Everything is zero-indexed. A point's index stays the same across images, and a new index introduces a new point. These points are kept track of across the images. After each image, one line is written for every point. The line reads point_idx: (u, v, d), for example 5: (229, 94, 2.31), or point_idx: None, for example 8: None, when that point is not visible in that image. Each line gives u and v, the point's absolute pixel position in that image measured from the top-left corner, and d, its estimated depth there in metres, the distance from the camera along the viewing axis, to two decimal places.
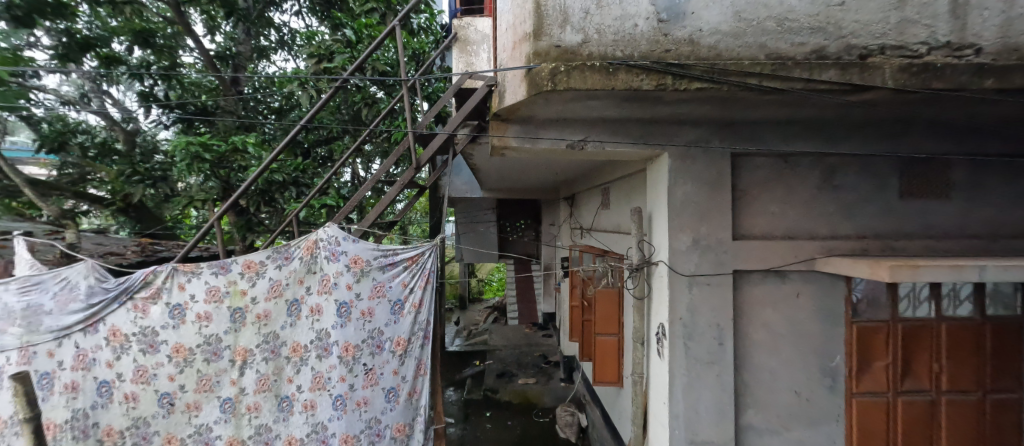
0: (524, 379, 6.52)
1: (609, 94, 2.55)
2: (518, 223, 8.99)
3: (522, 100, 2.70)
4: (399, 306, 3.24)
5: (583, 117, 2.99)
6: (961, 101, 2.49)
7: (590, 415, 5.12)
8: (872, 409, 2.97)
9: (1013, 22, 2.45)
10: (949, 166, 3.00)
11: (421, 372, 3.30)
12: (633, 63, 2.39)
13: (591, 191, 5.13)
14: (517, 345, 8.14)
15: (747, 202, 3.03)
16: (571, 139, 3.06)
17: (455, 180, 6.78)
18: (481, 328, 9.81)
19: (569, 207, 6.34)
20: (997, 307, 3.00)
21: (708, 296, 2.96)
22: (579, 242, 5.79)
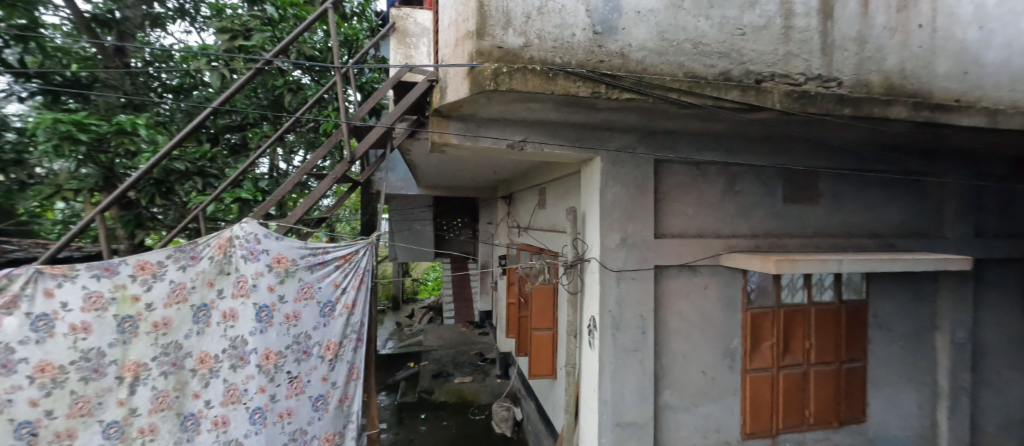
0: (460, 378, 6.48)
1: (548, 98, 2.65)
2: (454, 222, 8.94)
3: (464, 98, 2.70)
4: (329, 308, 3.09)
5: (523, 119, 3.08)
6: (828, 124, 3.03)
7: (525, 408, 5.23)
8: (761, 382, 3.47)
9: (863, 62, 3.04)
10: (819, 177, 3.63)
11: (354, 377, 3.18)
12: (571, 70, 2.51)
13: (528, 191, 5.27)
14: (452, 345, 8.05)
15: (666, 204, 3.36)
16: (511, 139, 3.13)
17: (390, 176, 6.53)
18: (416, 329, 9.55)
19: (507, 206, 6.45)
20: (850, 292, 3.70)
21: (634, 289, 3.22)
22: (516, 240, 5.90)
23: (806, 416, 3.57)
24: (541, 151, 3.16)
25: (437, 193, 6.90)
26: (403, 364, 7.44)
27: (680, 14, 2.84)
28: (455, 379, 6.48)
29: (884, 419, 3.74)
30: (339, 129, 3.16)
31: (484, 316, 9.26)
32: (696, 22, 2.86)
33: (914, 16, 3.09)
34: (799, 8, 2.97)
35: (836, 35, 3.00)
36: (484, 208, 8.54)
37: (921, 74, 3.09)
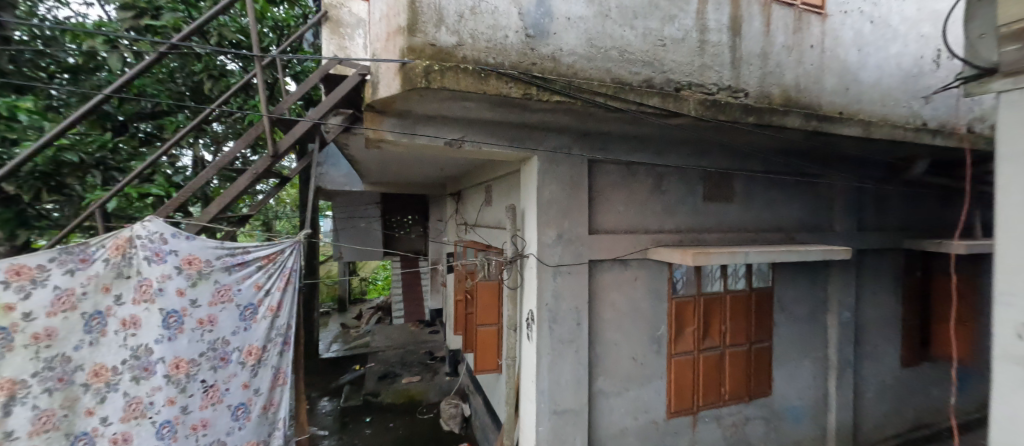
0: (407, 378, 6.37)
1: (481, 97, 2.69)
2: (404, 219, 8.65)
3: (396, 94, 2.66)
4: (250, 311, 2.95)
5: (459, 117, 3.11)
6: (737, 130, 3.36)
7: (473, 404, 5.25)
8: (684, 365, 3.79)
9: (766, 76, 3.40)
10: (734, 178, 4.01)
11: (280, 383, 3.10)
12: (503, 71, 2.57)
13: (475, 189, 5.28)
14: (401, 345, 7.89)
15: (600, 202, 3.54)
16: (448, 137, 3.16)
17: (331, 171, 6.42)
18: (363, 331, 9.23)
19: (455, 203, 6.41)
20: (760, 280, 4.13)
21: (569, 282, 3.37)
22: (463, 237, 5.90)
23: (722, 393, 3.94)
24: (478, 149, 3.21)
25: (382, 189, 6.69)
26: (347, 367, 7.16)
27: (608, 23, 3.01)
28: (403, 380, 6.37)
29: (787, 391, 4.24)
30: (262, 121, 3.00)
31: (434, 314, 9.12)
32: (622, 31, 3.04)
33: (806, 38, 3.51)
34: (712, 25, 3.27)
35: (743, 51, 3.33)
36: (434, 204, 8.40)
37: (812, 89, 3.52)
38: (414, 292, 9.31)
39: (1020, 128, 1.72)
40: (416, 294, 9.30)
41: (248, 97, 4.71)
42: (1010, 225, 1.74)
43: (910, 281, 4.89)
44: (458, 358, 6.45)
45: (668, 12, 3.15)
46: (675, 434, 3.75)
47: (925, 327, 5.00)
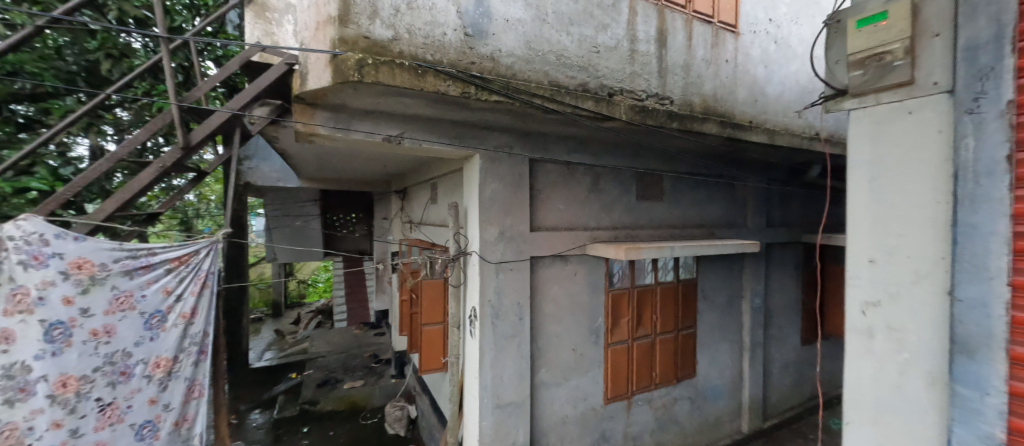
0: (350, 384, 6.13)
1: (419, 94, 2.68)
2: (348, 217, 8.39)
3: (327, 86, 2.56)
4: (157, 320, 2.82)
5: (398, 112, 3.06)
6: (664, 135, 3.63)
7: (419, 405, 5.17)
8: (620, 353, 4.04)
9: (689, 85, 3.70)
10: (663, 178, 4.32)
11: (196, 395, 3.04)
12: (440, 68, 2.58)
13: (420, 186, 5.19)
14: (343, 349, 7.56)
15: (541, 200, 3.66)
16: (386, 133, 3.10)
17: (261, 165, 6.00)
18: (301, 336, 8.70)
19: (400, 200, 6.27)
20: (686, 272, 4.50)
21: (511, 279, 3.45)
22: (409, 236, 5.78)
23: (654, 377, 4.25)
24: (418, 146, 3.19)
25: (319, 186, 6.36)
26: (282, 376, 6.71)
27: (545, 28, 3.12)
28: (345, 385, 6.11)
29: (709, 372, 4.66)
30: (170, 110, 2.72)
31: (380, 316, 8.65)
32: (559, 36, 3.17)
33: (723, 53, 3.88)
34: (641, 36, 3.50)
35: (669, 61, 3.60)
36: (378, 202, 8.13)
37: (727, 99, 3.89)
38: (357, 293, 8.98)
39: (863, 140, 2.07)
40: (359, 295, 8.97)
41: (157, 81, 4.30)
42: (856, 222, 2.10)
43: (809, 271, 5.58)
44: (404, 360, 6.25)
45: (601, 21, 3.33)
46: (611, 418, 3.98)
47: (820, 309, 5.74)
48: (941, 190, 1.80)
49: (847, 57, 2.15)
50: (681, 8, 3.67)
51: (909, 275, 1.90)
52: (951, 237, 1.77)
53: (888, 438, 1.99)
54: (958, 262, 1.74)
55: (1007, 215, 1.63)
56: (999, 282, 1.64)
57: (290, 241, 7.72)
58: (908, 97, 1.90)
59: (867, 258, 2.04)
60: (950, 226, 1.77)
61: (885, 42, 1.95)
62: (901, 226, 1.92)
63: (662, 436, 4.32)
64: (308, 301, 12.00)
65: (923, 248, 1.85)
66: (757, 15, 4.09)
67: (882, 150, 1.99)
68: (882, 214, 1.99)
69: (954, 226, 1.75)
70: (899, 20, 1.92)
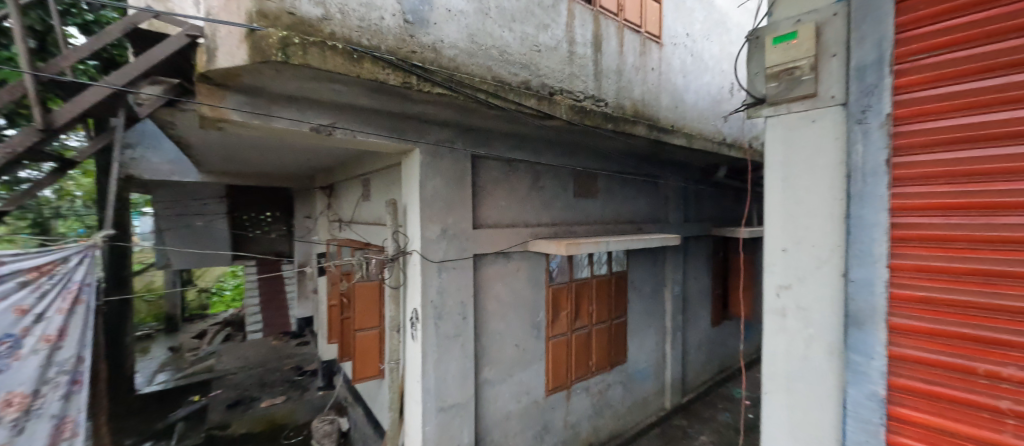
0: (267, 402, 5.51)
1: (354, 81, 2.46)
2: (260, 216, 7.60)
3: (242, 65, 2.23)
4: (9, 346, 2.44)
5: (329, 100, 2.79)
6: (599, 135, 3.79)
7: (353, 417, 4.83)
8: (560, 346, 4.16)
9: (621, 89, 3.92)
10: (597, 177, 4.53)
11: (67, 436, 2.71)
12: (379, 55, 2.39)
13: (350, 182, 4.83)
14: (256, 363, 6.79)
15: (484, 197, 3.61)
16: (315, 122, 2.82)
17: (152, 156, 5.25)
18: (204, 352, 7.58)
19: (326, 198, 5.82)
20: (618, 265, 4.77)
21: (454, 278, 3.35)
22: (337, 236, 5.38)
23: (590, 366, 4.44)
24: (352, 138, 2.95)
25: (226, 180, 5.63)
26: (179, 400, 5.80)
27: (488, 22, 3.07)
28: (262, 404, 5.49)
29: (638, 357, 5.01)
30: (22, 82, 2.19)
31: (303, 324, 8.12)
32: (502, 32, 3.14)
33: (650, 61, 4.17)
34: (579, 39, 3.62)
35: (604, 65, 3.78)
36: (298, 200, 7.45)
37: (654, 104, 4.20)
38: (274, 300, 8.19)
39: (777, 145, 2.34)
40: (274, 301, 8.20)
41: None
42: (772, 216, 2.37)
43: (718, 260, 6.27)
44: (333, 368, 5.91)
45: (542, 20, 3.37)
46: (553, 409, 4.09)
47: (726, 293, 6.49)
48: (838, 188, 2.11)
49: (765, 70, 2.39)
50: (613, 15, 3.87)
51: (814, 261, 2.20)
52: (845, 228, 2.08)
53: (797, 402, 2.28)
54: (851, 249, 2.05)
55: (887, 209, 1.95)
56: (882, 264, 1.96)
57: (190, 243, 6.94)
58: (813, 107, 2.19)
59: (780, 248, 2.32)
60: (845, 219, 2.08)
61: (795, 59, 2.22)
62: (808, 219, 2.21)
63: (598, 421, 4.55)
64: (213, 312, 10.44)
65: (825, 238, 2.15)
66: (677, 29, 4.47)
67: (793, 154, 2.27)
68: (793, 209, 2.27)
69: (848, 219, 2.06)
70: (806, 39, 2.19)
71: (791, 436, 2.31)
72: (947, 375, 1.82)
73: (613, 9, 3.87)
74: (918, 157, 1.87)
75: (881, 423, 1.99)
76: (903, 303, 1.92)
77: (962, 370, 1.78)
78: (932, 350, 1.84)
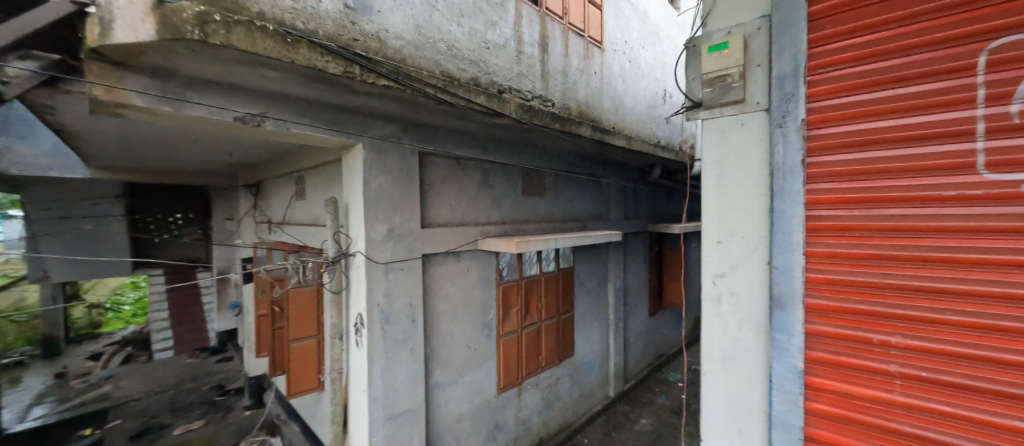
0: (182, 428, 4.85)
1: (287, 67, 2.23)
2: (169, 219, 6.80)
3: (147, 43, 1.89)
4: None
5: (257, 87, 2.52)
6: (547, 134, 3.87)
7: (287, 436, 4.46)
8: (510, 344, 4.17)
9: (566, 91, 4.03)
10: (544, 176, 4.61)
11: None
12: (316, 40, 2.18)
13: (282, 180, 4.43)
14: (164, 385, 5.96)
15: (433, 195, 3.52)
16: (240, 112, 2.53)
17: (23, 146, 4.54)
18: (95, 378, 6.39)
19: (253, 197, 5.34)
20: (564, 262, 4.90)
21: (402, 279, 3.21)
22: (267, 239, 4.96)
23: (540, 361, 4.51)
24: (284, 129, 2.69)
25: (123, 177, 4.87)
26: (63, 436, 4.88)
27: (435, 15, 2.99)
28: (175, 430, 4.82)
29: (584, 350, 5.19)
30: None
31: (225, 338, 7.37)
32: (450, 26, 3.08)
33: (592, 65, 4.34)
34: (526, 38, 3.67)
35: (550, 66, 3.87)
36: (216, 200, 6.74)
37: (596, 106, 4.38)
38: (185, 313, 7.35)
39: (711, 146, 2.45)
40: (186, 313, 7.36)
41: None
42: (706, 210, 2.44)
43: (654, 255, 6.71)
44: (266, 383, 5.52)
45: (490, 17, 3.36)
46: (504, 407, 4.10)
47: (662, 285, 6.96)
48: (763, 185, 2.25)
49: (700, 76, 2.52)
50: (559, 18, 3.98)
51: (743, 251, 2.31)
52: (769, 221, 2.22)
53: (731, 382, 2.36)
54: (774, 240, 2.20)
55: (803, 203, 2.12)
56: (799, 251, 2.13)
57: (81, 249, 6.06)
58: (743, 111, 2.31)
59: (715, 239, 2.40)
60: (769, 212, 2.22)
61: (727, 67, 2.37)
62: (738, 213, 2.32)
63: (548, 414, 4.64)
64: (106, 329, 8.96)
65: (753, 229, 2.27)
66: (616, 36, 4.71)
67: (725, 153, 2.38)
68: (726, 203, 2.37)
69: (772, 212, 2.21)
70: (736, 50, 2.34)
71: (726, 415, 2.38)
72: (848, 346, 2.00)
73: (559, 12, 3.98)
74: (825, 159, 2.08)
75: (800, 393, 2.14)
76: (815, 285, 2.09)
77: (860, 341, 1.97)
78: (840, 325, 2.02)
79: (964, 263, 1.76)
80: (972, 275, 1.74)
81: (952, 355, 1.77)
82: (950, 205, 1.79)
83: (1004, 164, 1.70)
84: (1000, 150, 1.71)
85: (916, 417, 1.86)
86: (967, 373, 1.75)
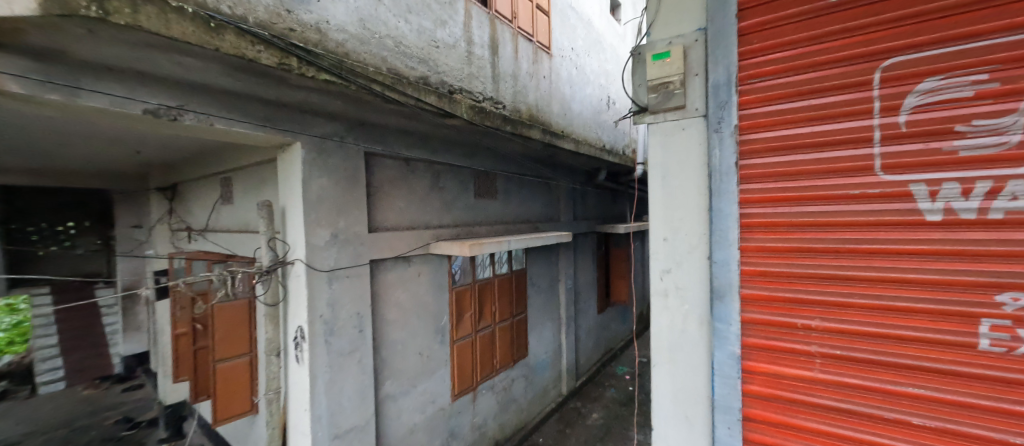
0: None
1: (210, 55, 1.97)
2: (57, 228, 5.82)
3: (24, 18, 1.55)
4: None
5: (173, 77, 2.21)
6: (498, 136, 3.85)
7: None
8: (464, 349, 4.10)
9: (516, 94, 4.06)
10: (495, 178, 4.60)
11: None
12: (245, 26, 1.95)
13: (204, 181, 3.99)
14: (54, 423, 5.08)
15: (380, 198, 3.35)
16: (151, 104, 2.18)
17: None
18: None
19: (169, 202, 4.75)
20: (517, 263, 4.91)
21: (347, 288, 3.01)
22: (186, 248, 4.42)
23: (494, 364, 4.48)
24: (206, 124, 2.38)
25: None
26: None
27: (381, 9, 2.85)
28: None
29: (537, 350, 5.23)
30: None
31: (133, 363, 6.48)
32: (396, 22, 2.96)
33: (541, 69, 4.42)
34: (476, 39, 3.65)
35: (500, 69, 3.88)
36: (122, 205, 5.93)
37: (546, 110, 4.47)
38: (80, 337, 6.33)
39: (656, 149, 2.39)
40: (81, 337, 6.34)
41: None
42: (653, 207, 2.37)
43: (601, 254, 6.97)
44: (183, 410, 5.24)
45: (439, 16, 3.29)
46: (459, 414, 4.01)
47: (608, 282, 7.25)
48: (701, 185, 2.23)
49: (642, 84, 2.43)
50: (508, 22, 4.01)
51: (686, 247, 2.27)
52: (708, 218, 2.21)
53: (678, 372, 2.32)
54: (713, 237, 2.19)
55: (738, 201, 2.13)
56: (735, 247, 2.14)
57: None
58: (683, 117, 2.28)
59: (661, 237, 2.35)
60: (707, 211, 2.21)
61: (667, 75, 2.31)
62: (681, 212, 2.28)
63: (503, 417, 4.61)
64: None
65: (694, 226, 2.25)
66: (563, 42, 4.85)
67: (669, 155, 2.32)
68: (669, 201, 2.32)
69: (710, 212, 2.20)
70: (677, 59, 2.29)
71: (674, 403, 2.33)
72: (774, 330, 2.06)
73: (508, 15, 4.01)
74: (754, 162, 2.11)
75: (737, 376, 2.15)
76: (749, 277, 2.12)
77: (785, 325, 2.04)
78: (769, 311, 2.08)
79: (869, 253, 1.86)
80: (875, 263, 1.85)
81: (863, 334, 1.87)
82: (860, 202, 1.87)
83: (900, 165, 1.81)
84: (896, 153, 1.81)
85: (834, 390, 1.93)
86: (876, 347, 1.85)
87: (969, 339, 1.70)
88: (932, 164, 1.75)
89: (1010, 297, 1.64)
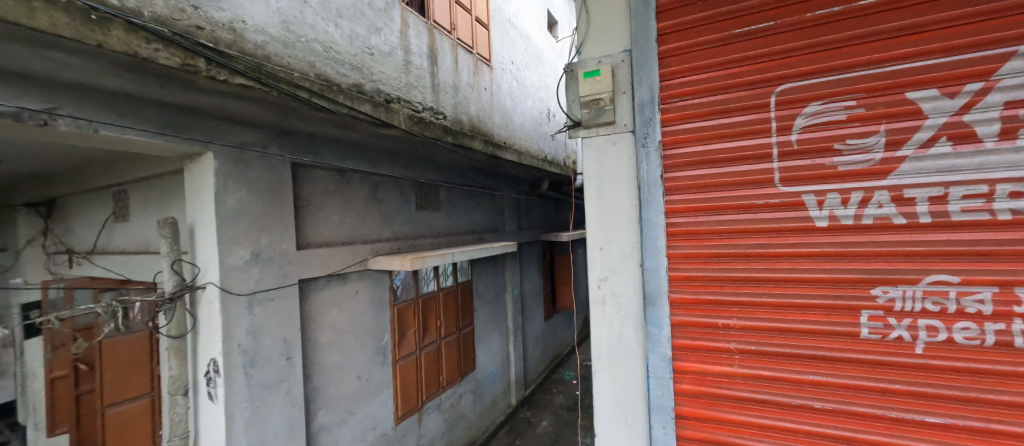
0: None
1: (91, 51, 1.70)
2: None
3: None
4: None
5: (43, 75, 1.87)
6: (439, 147, 3.79)
7: None
8: (407, 368, 3.92)
9: (456, 105, 4.04)
10: (437, 189, 4.50)
11: None
12: (138, 22, 1.72)
13: (92, 195, 3.46)
14: None
15: (310, 211, 3.12)
16: (11, 106, 1.83)
17: None
18: None
19: (46, 219, 4.04)
20: (462, 275, 4.83)
21: (271, 312, 2.75)
22: (71, 273, 3.78)
23: (440, 381, 4.33)
24: (88, 130, 2.04)
25: None
26: None
27: (308, 12, 2.69)
28: None
29: (485, 362, 5.15)
30: None
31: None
32: (326, 26, 2.81)
33: (481, 81, 4.44)
34: (414, 48, 3.58)
35: (440, 79, 3.84)
36: None
37: (488, 121, 4.49)
38: None
39: (589, 162, 2.47)
40: None
41: None
42: (589, 219, 2.45)
43: (546, 262, 7.10)
44: None
45: (373, 23, 3.19)
46: (403, 437, 3.80)
47: (554, 289, 7.39)
48: (631, 197, 2.34)
49: (575, 100, 2.51)
50: (447, 33, 3.99)
51: (619, 256, 2.37)
52: (639, 228, 2.32)
53: (618, 377, 2.39)
54: (644, 245, 2.30)
55: (664, 212, 2.26)
56: (663, 254, 2.26)
57: None
58: (613, 132, 2.38)
59: (598, 247, 2.41)
60: (638, 221, 2.32)
61: (597, 92, 2.40)
62: (614, 222, 2.38)
63: (451, 435, 4.45)
64: None
65: (627, 236, 2.35)
66: (503, 56, 4.92)
67: (602, 169, 2.41)
68: (604, 212, 2.40)
69: (640, 221, 2.31)
70: (606, 77, 2.39)
71: (615, 407, 2.39)
72: (698, 330, 2.20)
73: (447, 26, 3.99)
74: (677, 174, 2.25)
75: (669, 377, 2.25)
76: (677, 282, 2.24)
77: (707, 325, 2.18)
78: (695, 314, 2.21)
79: (778, 255, 2.05)
80: (781, 264, 2.04)
81: (774, 329, 2.05)
82: (765, 210, 2.07)
83: (798, 177, 2.02)
84: (793, 168, 2.03)
85: (751, 383, 2.09)
86: (785, 341, 2.03)
87: (853, 328, 1.92)
88: (823, 176, 1.98)
89: (881, 290, 1.88)
